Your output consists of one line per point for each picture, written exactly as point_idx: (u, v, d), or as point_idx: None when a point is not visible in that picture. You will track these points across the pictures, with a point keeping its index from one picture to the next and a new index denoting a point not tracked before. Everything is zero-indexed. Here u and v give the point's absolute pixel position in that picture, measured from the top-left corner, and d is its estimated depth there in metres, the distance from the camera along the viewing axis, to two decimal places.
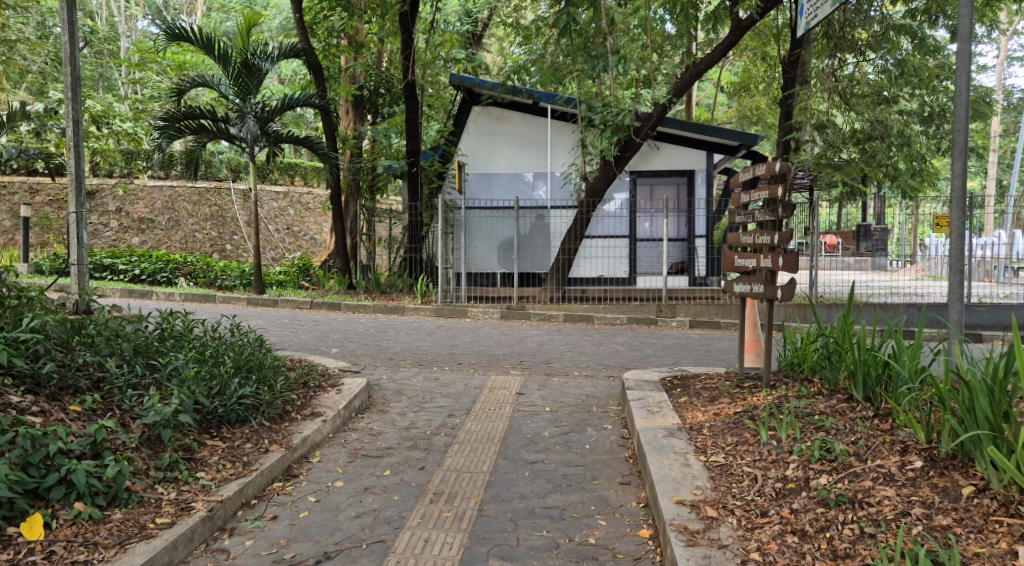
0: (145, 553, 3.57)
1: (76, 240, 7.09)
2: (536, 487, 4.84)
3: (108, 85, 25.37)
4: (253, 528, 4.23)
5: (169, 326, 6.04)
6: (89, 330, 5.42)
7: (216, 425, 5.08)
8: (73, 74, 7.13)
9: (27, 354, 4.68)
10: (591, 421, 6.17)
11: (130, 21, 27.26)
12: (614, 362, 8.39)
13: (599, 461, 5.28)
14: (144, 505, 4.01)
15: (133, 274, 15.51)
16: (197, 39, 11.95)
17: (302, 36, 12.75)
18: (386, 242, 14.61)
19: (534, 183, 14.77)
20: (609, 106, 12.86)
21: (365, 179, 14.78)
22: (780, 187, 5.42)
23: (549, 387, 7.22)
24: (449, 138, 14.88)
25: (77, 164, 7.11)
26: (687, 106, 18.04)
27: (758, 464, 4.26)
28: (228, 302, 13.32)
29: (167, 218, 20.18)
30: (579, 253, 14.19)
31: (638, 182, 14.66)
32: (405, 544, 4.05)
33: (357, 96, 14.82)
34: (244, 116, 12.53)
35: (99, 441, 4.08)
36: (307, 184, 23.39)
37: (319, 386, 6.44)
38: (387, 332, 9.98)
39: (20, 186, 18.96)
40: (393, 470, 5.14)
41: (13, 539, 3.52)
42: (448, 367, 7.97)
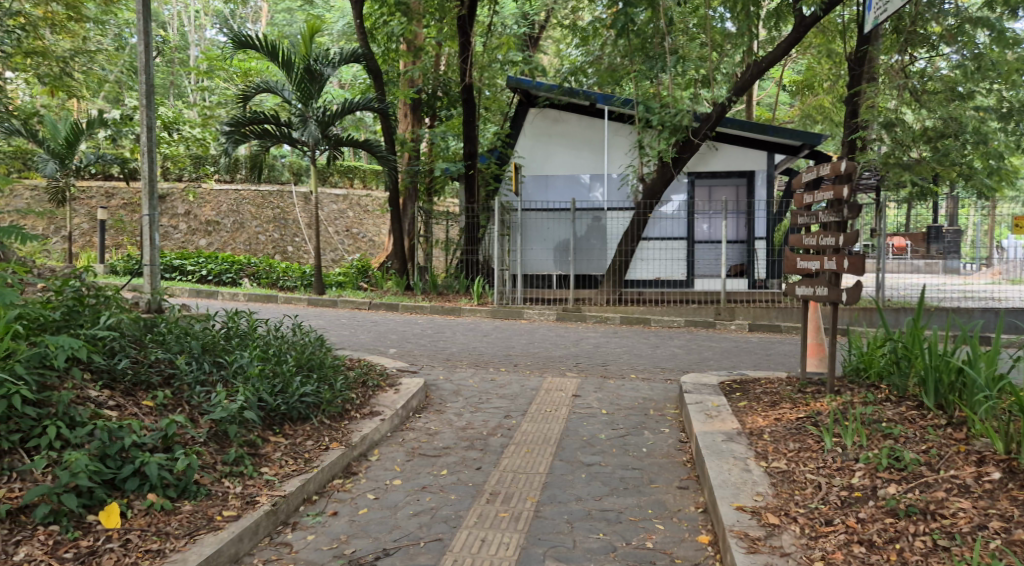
0: (212, 545, 3.69)
1: (149, 242, 7.35)
2: (592, 489, 4.83)
3: (178, 93, 26.27)
4: (314, 524, 4.32)
5: (235, 325, 6.22)
6: (160, 328, 5.65)
7: (278, 421, 5.22)
8: (148, 82, 7.43)
9: (104, 351, 4.90)
10: (649, 425, 6.11)
11: (199, 31, 28.21)
12: (672, 365, 8.29)
13: (655, 465, 5.24)
14: (212, 498, 4.16)
15: (200, 274, 16.08)
16: (262, 46, 12.27)
17: (362, 42, 12.99)
18: (443, 243, 14.71)
19: (590, 184, 14.71)
20: (667, 107, 12.70)
21: (423, 181, 14.93)
22: (845, 187, 5.25)
23: (605, 389, 7.19)
24: (506, 141, 14.94)
25: (151, 169, 7.38)
26: (748, 106, 17.65)
27: (822, 471, 4.15)
28: (290, 302, 13.66)
29: (232, 220, 20.76)
30: (636, 255, 14.12)
31: (696, 183, 14.47)
32: (462, 544, 4.09)
33: (415, 99, 14.92)
34: (306, 120, 12.85)
35: (170, 435, 4.23)
36: (366, 187, 23.49)
37: (377, 385, 6.55)
38: (444, 333, 10.07)
39: (97, 190, 19.72)
40: (450, 470, 5.19)
41: (93, 527, 3.67)
42: (505, 368, 8.01)
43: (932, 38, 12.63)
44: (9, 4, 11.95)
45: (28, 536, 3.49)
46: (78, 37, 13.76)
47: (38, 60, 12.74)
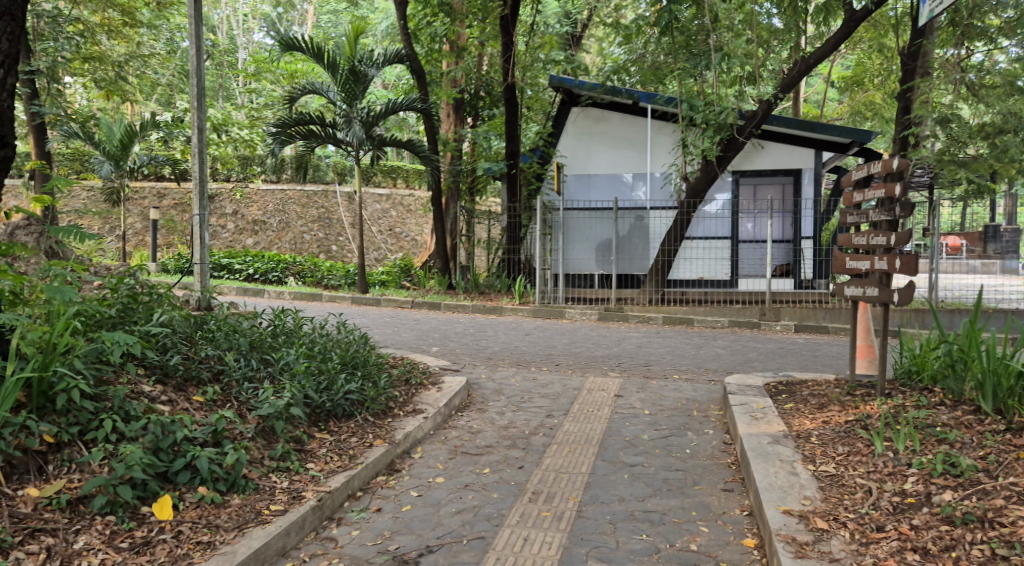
0: (260, 538, 3.77)
1: (199, 241, 7.52)
2: (634, 490, 4.80)
3: (226, 95, 26.80)
4: (358, 519, 4.38)
5: (281, 322, 6.34)
6: (210, 325, 5.79)
7: (324, 418, 5.31)
8: (199, 85, 7.60)
9: (157, 347, 5.05)
10: (692, 426, 6.06)
11: (247, 34, 28.78)
12: (716, 366, 8.19)
13: (699, 466, 5.18)
14: (260, 492, 4.25)
15: (247, 273, 16.41)
16: (308, 48, 12.48)
17: (405, 43, 13.12)
18: (485, 243, 14.75)
19: (633, 183, 14.60)
20: (711, 105, 12.56)
21: (465, 181, 14.98)
22: (898, 186, 5.12)
23: (648, 390, 7.13)
24: (549, 140, 14.92)
25: (201, 170, 7.55)
26: (795, 103, 17.32)
27: (873, 476, 4.06)
28: (335, 300, 13.86)
29: (278, 219, 21.10)
30: (678, 255, 13.98)
31: (740, 182, 14.26)
32: (504, 542, 4.11)
33: (458, 99, 15.01)
34: (350, 121, 13.03)
35: (220, 430, 4.33)
36: (409, 187, 23.61)
37: (419, 383, 6.62)
38: (486, 333, 10.09)
39: (149, 191, 20.29)
40: (492, 469, 5.21)
41: (147, 518, 3.77)
42: (546, 368, 8.00)
43: (990, 31, 12.21)
44: (69, 11, 12.43)
45: (87, 525, 3.59)
46: (132, 42, 14.12)
47: (95, 65, 13.20)
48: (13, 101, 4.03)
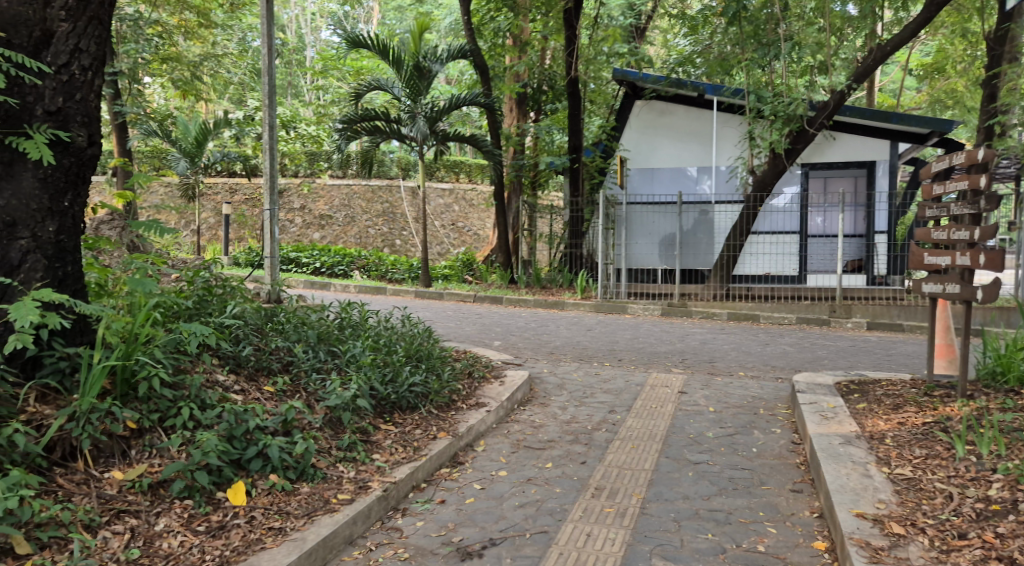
0: (329, 526, 3.87)
1: (270, 236, 7.72)
2: (700, 488, 4.73)
3: (295, 93, 27.44)
4: (423, 510, 4.44)
5: (347, 316, 6.48)
6: (280, 317, 5.97)
7: (389, 410, 5.40)
8: (271, 83, 7.81)
9: (231, 338, 5.22)
10: (759, 424, 5.93)
11: (315, 33, 29.43)
12: (783, 364, 7.99)
13: (766, 466, 5.08)
14: (328, 481, 4.36)
15: (314, 266, 16.79)
16: (374, 45, 12.65)
17: (469, 38, 13.20)
18: (547, 237, 14.73)
19: (698, 177, 14.34)
20: (780, 96, 12.29)
21: (527, 175, 14.96)
22: (982, 177, 4.90)
23: (712, 387, 7.01)
24: (612, 134, 14.80)
25: (272, 165, 7.75)
26: (869, 92, 16.71)
27: (953, 481, 3.92)
28: (399, 294, 14.07)
29: (344, 214, 21.50)
30: (744, 249, 13.70)
31: (810, 175, 13.86)
32: (567, 537, 4.10)
33: (521, 93, 15.01)
34: (415, 116, 13.17)
35: (289, 420, 4.46)
36: (472, 181, 23.68)
37: (482, 376, 6.67)
38: (548, 327, 10.08)
39: (222, 187, 20.99)
40: (555, 463, 5.22)
41: (222, 503, 3.90)
42: (609, 363, 7.95)
43: None
44: (149, 14, 12.93)
45: (166, 508, 3.74)
46: (207, 42, 14.60)
47: (172, 65, 13.73)
48: (101, 103, 4.24)
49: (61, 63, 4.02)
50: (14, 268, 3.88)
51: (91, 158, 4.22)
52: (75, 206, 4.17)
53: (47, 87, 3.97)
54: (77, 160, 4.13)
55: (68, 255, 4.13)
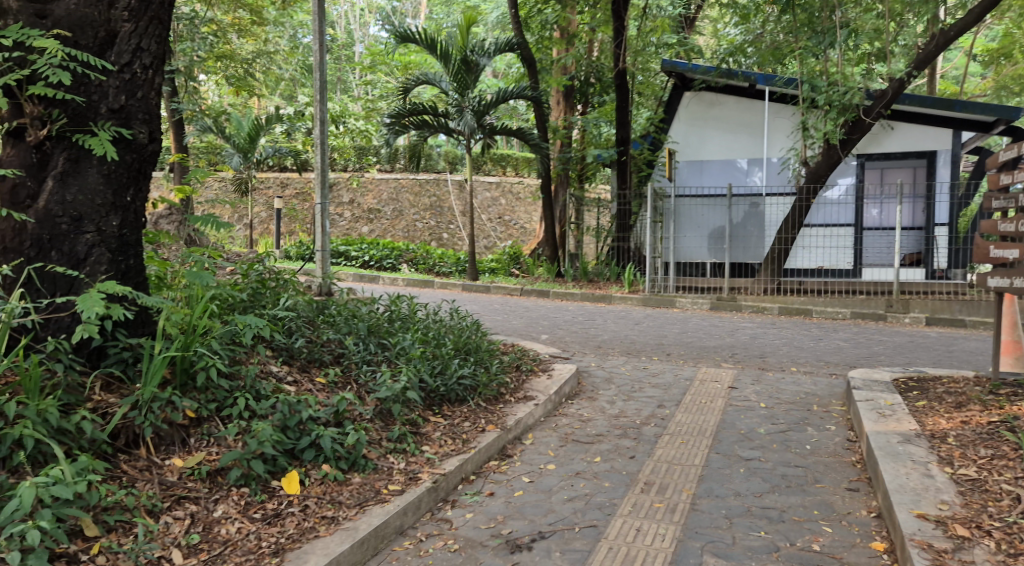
0: (380, 516, 3.92)
1: (321, 230, 7.83)
2: (752, 485, 4.66)
3: (344, 88, 27.82)
4: (472, 502, 4.47)
5: (397, 308, 6.54)
6: (331, 310, 6.07)
7: (438, 402, 5.45)
8: (322, 78, 7.91)
9: (284, 330, 5.32)
10: (812, 421, 5.81)
11: (363, 28, 29.75)
12: (838, 360, 7.81)
13: (821, 463, 4.97)
14: (379, 472, 4.42)
15: (363, 260, 16.99)
16: (422, 39, 12.72)
17: (516, 31, 13.19)
18: (594, 231, 14.68)
19: (748, 169, 14.08)
20: (835, 85, 12.00)
21: (574, 168, 14.90)
22: None
23: (764, 382, 6.90)
24: (660, 126, 14.64)
25: (323, 160, 7.85)
26: (930, 80, 16.16)
27: (1021, 483, 3.78)
28: (446, 287, 14.17)
29: (392, 208, 21.71)
30: (796, 242, 13.44)
31: (866, 166, 13.48)
32: (617, 531, 4.09)
33: (569, 86, 14.93)
34: (462, 110, 13.20)
35: (341, 411, 4.53)
36: (519, 174, 23.63)
37: (530, 370, 6.68)
38: (595, 321, 10.04)
39: (274, 181, 21.38)
40: (604, 457, 5.19)
41: (276, 491, 3.98)
42: (657, 357, 7.88)
43: None
44: (204, 13, 13.21)
45: (224, 495, 3.83)
46: (260, 40, 14.85)
47: (226, 63, 14.06)
48: (161, 101, 4.35)
49: (124, 62, 4.13)
50: (80, 261, 4.01)
51: (151, 155, 4.34)
52: (137, 201, 4.30)
53: (111, 85, 4.09)
54: (139, 157, 4.26)
55: (130, 249, 4.26)
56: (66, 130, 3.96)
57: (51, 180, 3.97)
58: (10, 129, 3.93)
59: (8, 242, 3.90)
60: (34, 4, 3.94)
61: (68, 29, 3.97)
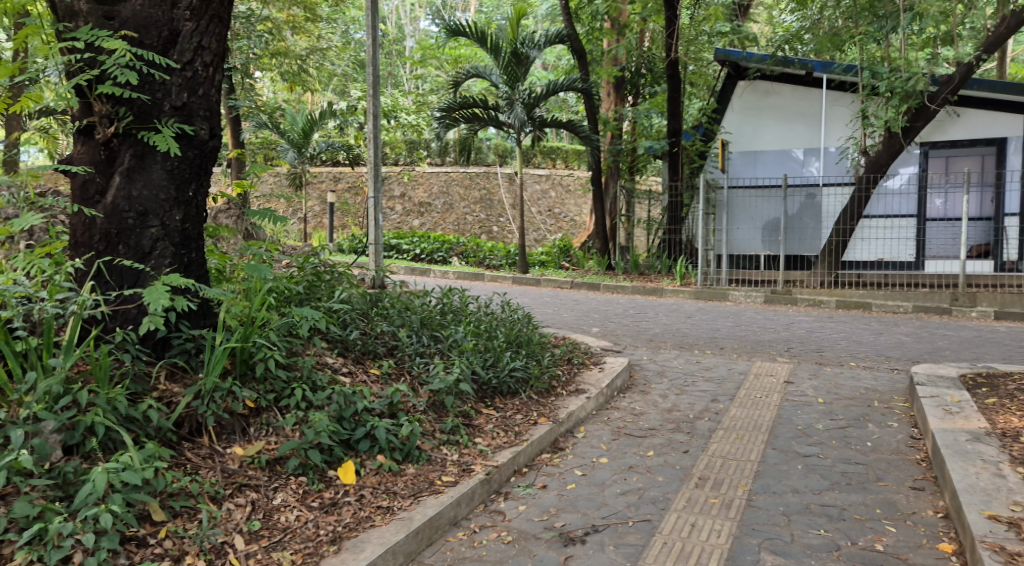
0: (434, 507, 3.95)
1: (374, 223, 7.90)
2: (811, 482, 4.55)
3: (395, 82, 28.07)
4: (525, 495, 4.47)
5: (449, 301, 6.58)
6: (384, 302, 6.14)
7: (490, 395, 5.48)
8: (374, 73, 7.98)
9: (339, 323, 5.41)
10: (873, 417, 5.66)
11: (414, 22, 29.93)
12: (899, 355, 7.58)
13: (883, 461, 4.83)
14: (432, 464, 4.46)
15: (415, 253, 17.16)
16: (472, 33, 12.74)
17: (567, 23, 13.12)
18: (645, 223, 14.53)
19: (804, 159, 13.75)
20: (898, 71, 11.65)
21: (625, 160, 14.76)
22: None
23: (821, 377, 6.74)
24: (712, 116, 14.39)
25: (376, 154, 7.93)
26: (999, 64, 15.51)
27: None
28: (496, 280, 14.21)
29: (442, 202, 21.85)
30: (855, 234, 13.09)
31: (931, 154, 13.04)
32: (671, 526, 4.04)
33: (619, 77, 14.81)
34: (513, 103, 13.16)
35: (395, 402, 4.58)
36: (569, 167, 23.48)
37: (582, 362, 6.67)
38: (647, 314, 9.96)
39: (327, 176, 21.68)
40: (657, 451, 5.14)
41: (333, 481, 4.05)
42: (710, 351, 7.77)
43: None
44: (259, 11, 13.42)
45: (283, 483, 3.90)
46: (313, 36, 15.14)
47: (281, 59, 14.31)
48: (221, 98, 4.44)
49: (186, 61, 4.23)
50: (145, 255, 4.13)
51: (212, 151, 4.43)
52: (198, 196, 4.40)
53: (174, 83, 4.19)
54: (200, 153, 4.35)
55: (192, 243, 4.37)
56: (131, 127, 4.09)
57: (118, 176, 4.10)
58: (81, 127, 4.09)
59: (79, 236, 4.07)
60: (102, 6, 4.06)
61: (134, 29, 4.09)
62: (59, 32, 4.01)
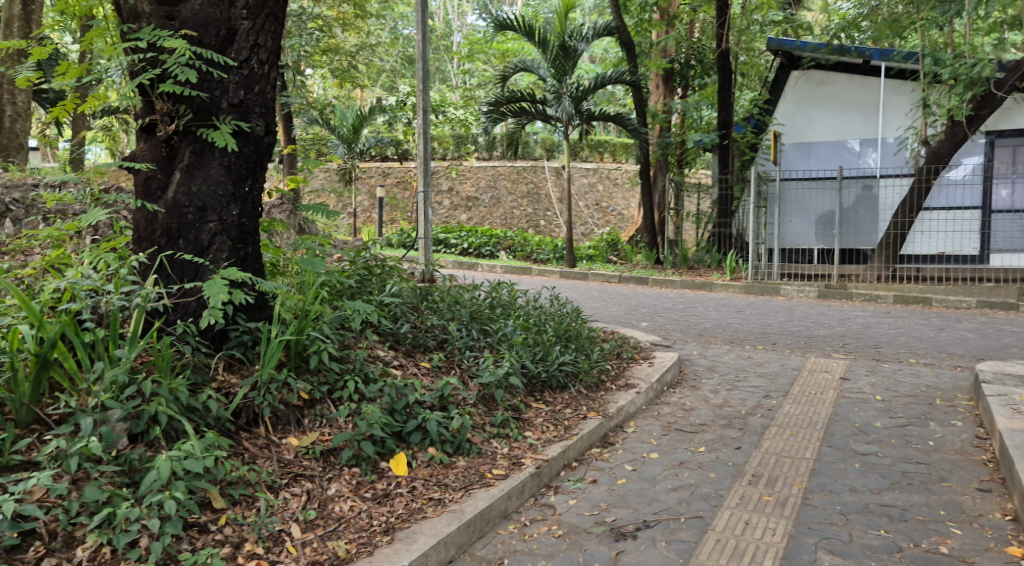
0: (485, 500, 3.97)
1: (424, 218, 7.96)
2: (869, 481, 4.44)
3: (443, 77, 28.25)
4: (575, 489, 4.46)
5: (498, 295, 6.60)
6: (434, 296, 6.17)
7: (540, 388, 5.48)
8: (424, 68, 8.03)
9: (390, 316, 5.46)
10: (935, 416, 5.49)
11: (461, 18, 30.07)
12: (962, 351, 7.33)
13: (946, 461, 4.69)
14: (483, 457, 4.48)
15: (463, 247, 17.26)
16: (520, 26, 12.75)
17: (616, 15, 13.02)
18: (694, 216, 14.34)
19: (861, 150, 13.41)
20: (962, 57, 11.28)
21: (674, 153, 14.56)
22: None
23: (879, 374, 6.57)
24: (764, 107, 14.09)
25: (425, 149, 7.97)
26: None
27: None
28: (544, 274, 14.22)
29: (490, 196, 21.92)
30: (914, 227, 12.70)
31: (997, 144, 12.56)
32: (725, 524, 3.99)
33: (668, 69, 14.66)
34: (560, 96, 13.11)
35: (446, 395, 4.61)
36: (617, 160, 23.28)
37: (631, 357, 6.62)
38: (697, 308, 9.83)
39: (375, 170, 21.93)
40: (708, 448, 5.07)
41: (385, 472, 4.10)
42: (762, 347, 7.63)
43: None
44: (310, 9, 13.62)
45: (337, 474, 3.96)
46: (362, 33, 15.41)
47: (332, 56, 14.52)
48: (276, 94, 4.52)
49: (242, 59, 4.31)
50: (204, 249, 4.23)
51: (268, 146, 4.51)
52: (254, 191, 4.48)
53: (232, 81, 4.28)
54: (256, 149, 4.43)
55: (248, 237, 4.45)
56: (191, 125, 4.19)
57: (178, 172, 4.20)
58: (144, 126, 4.21)
59: (142, 231, 4.19)
60: (163, 7, 4.16)
61: (193, 29, 4.18)
62: (124, 32, 4.12)
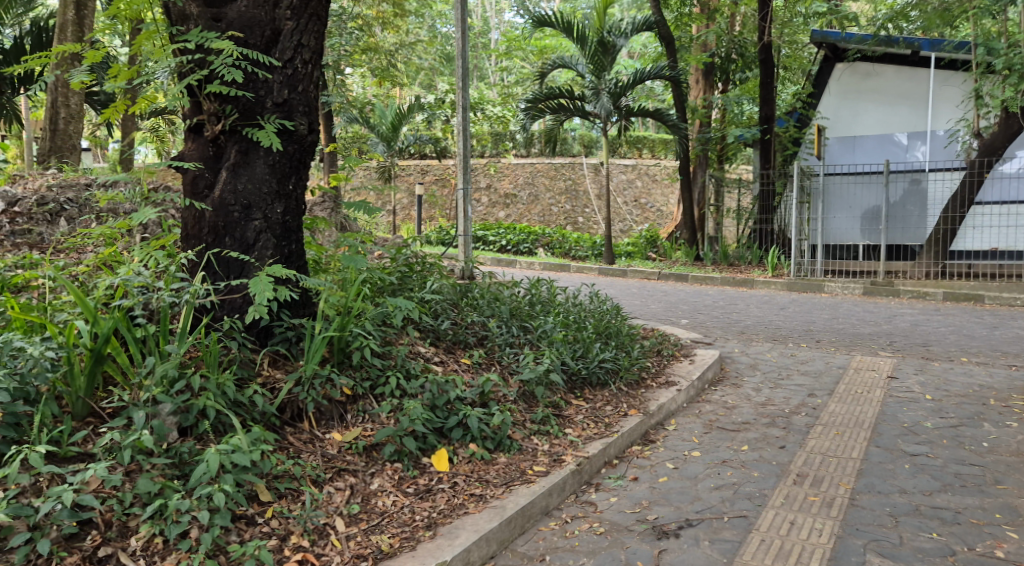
0: (526, 496, 3.97)
1: (464, 215, 7.98)
2: (919, 482, 4.34)
3: (481, 75, 28.30)
4: (616, 486, 4.44)
5: (538, 292, 6.59)
6: (475, 293, 6.19)
7: (580, 385, 5.45)
8: (464, 65, 8.05)
9: (431, 312, 5.49)
10: (989, 416, 5.34)
11: (498, 16, 30.08)
12: (1017, 350, 7.11)
13: (1000, 463, 4.56)
14: (523, 453, 4.48)
15: (501, 244, 17.26)
16: (558, 22, 12.71)
17: (655, 10, 12.90)
18: (735, 212, 14.14)
19: (909, 144, 13.14)
20: (1017, 47, 10.90)
21: (714, 148, 14.37)
22: None
23: (929, 372, 6.41)
24: (808, 101, 13.85)
25: (465, 146, 7.98)
26: None
27: None
28: (582, 271, 14.16)
29: (528, 193, 21.89)
30: (965, 222, 12.38)
31: None
32: (769, 524, 3.93)
33: (708, 63, 14.48)
34: (598, 93, 13.03)
35: (486, 392, 4.63)
36: (656, 156, 23.07)
37: (672, 355, 6.56)
38: (738, 306, 9.69)
39: (414, 168, 22.05)
40: (751, 446, 5.00)
41: (427, 468, 4.13)
42: (806, 344, 7.49)
43: None
44: (350, 9, 13.75)
45: (379, 469, 4.00)
46: (401, 31, 15.52)
47: (371, 56, 14.66)
48: (319, 93, 4.57)
49: (287, 59, 4.37)
50: (250, 246, 4.30)
51: (311, 145, 4.55)
52: (297, 189, 4.54)
53: (276, 80, 4.33)
54: (300, 147, 4.48)
55: (292, 235, 4.51)
56: (237, 124, 4.26)
57: (224, 171, 4.28)
58: (192, 125, 4.31)
59: (190, 229, 4.28)
60: (210, 8, 4.25)
61: (239, 29, 4.26)
62: (173, 34, 4.21)
